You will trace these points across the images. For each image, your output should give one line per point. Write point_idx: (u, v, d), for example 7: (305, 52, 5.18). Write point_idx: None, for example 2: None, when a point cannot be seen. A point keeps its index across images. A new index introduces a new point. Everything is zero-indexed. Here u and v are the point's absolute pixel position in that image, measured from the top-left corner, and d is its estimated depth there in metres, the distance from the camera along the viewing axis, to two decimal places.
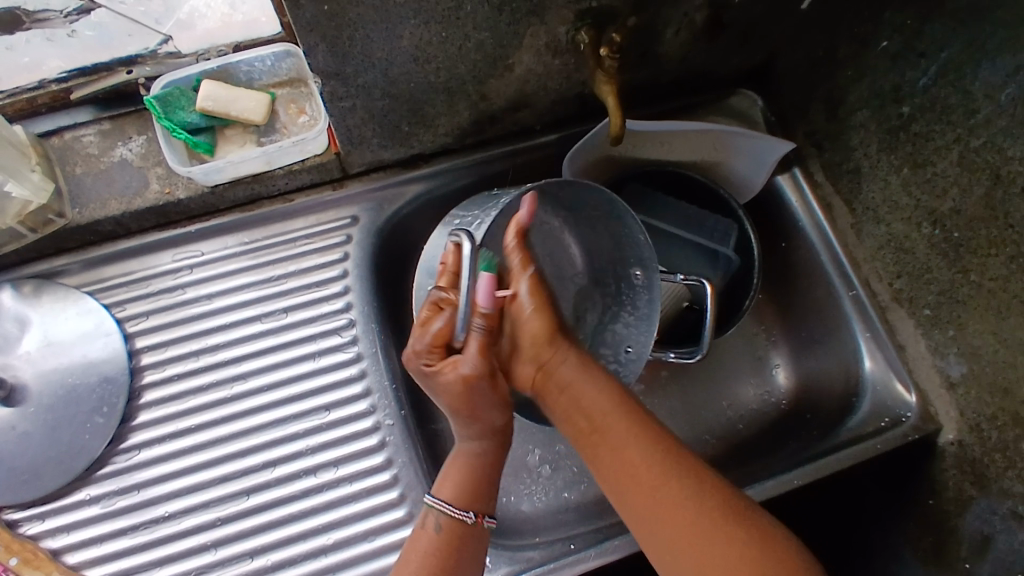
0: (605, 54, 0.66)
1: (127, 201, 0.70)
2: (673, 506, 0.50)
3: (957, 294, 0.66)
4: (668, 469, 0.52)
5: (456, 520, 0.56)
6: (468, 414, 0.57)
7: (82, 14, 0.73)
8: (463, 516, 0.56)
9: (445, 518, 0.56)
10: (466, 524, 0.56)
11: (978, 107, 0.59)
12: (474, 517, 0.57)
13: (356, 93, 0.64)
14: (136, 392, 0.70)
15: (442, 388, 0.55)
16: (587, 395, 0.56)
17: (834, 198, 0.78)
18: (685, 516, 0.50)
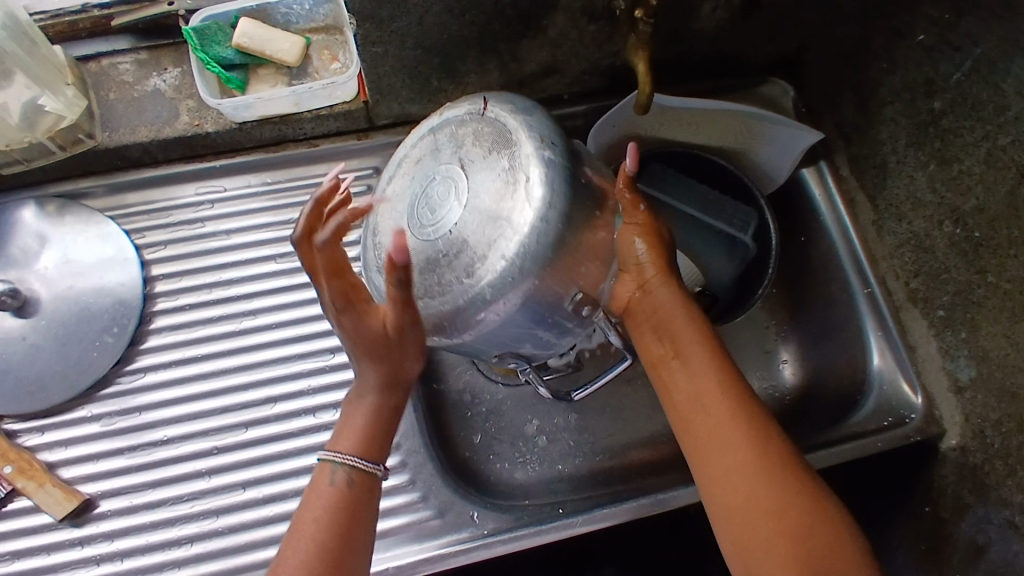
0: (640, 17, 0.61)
1: (156, 129, 0.71)
2: (726, 447, 0.54)
3: (972, 295, 0.66)
4: (730, 412, 0.55)
5: (365, 472, 0.54)
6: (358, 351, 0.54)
7: None
8: (372, 468, 0.54)
9: (349, 471, 0.54)
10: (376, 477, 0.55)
11: (1009, 104, 0.59)
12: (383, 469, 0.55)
13: (390, 39, 0.65)
14: (146, 317, 0.72)
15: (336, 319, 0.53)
16: (670, 330, 0.59)
17: (857, 193, 0.78)
18: (733, 456, 0.54)
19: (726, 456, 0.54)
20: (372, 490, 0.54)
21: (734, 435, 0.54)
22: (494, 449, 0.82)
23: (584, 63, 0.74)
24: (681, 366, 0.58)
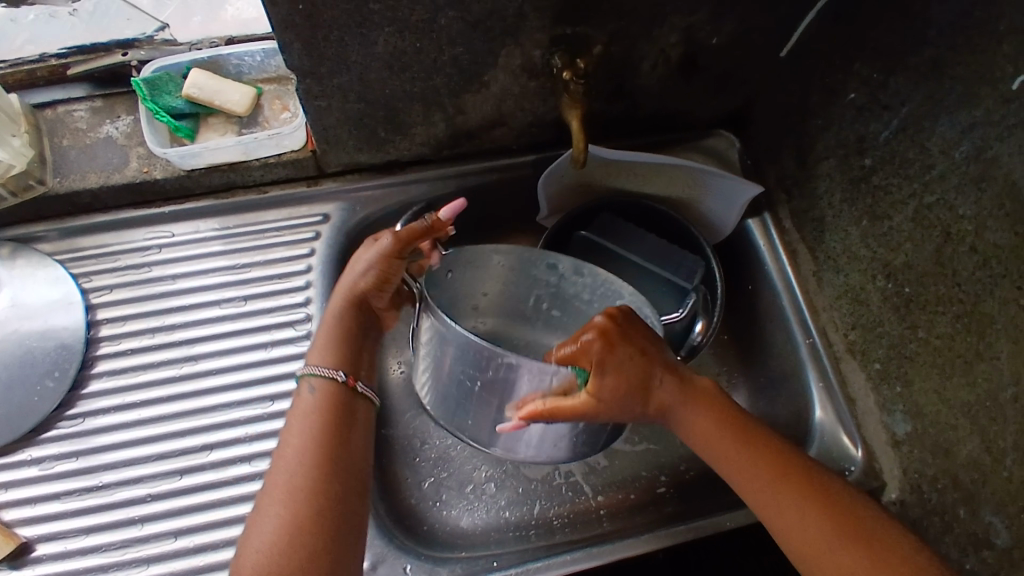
0: (569, 78, 0.67)
1: (106, 176, 0.72)
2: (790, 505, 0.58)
3: (906, 350, 0.66)
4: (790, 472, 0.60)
5: (328, 380, 0.62)
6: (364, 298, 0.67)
7: None
8: (336, 374, 0.62)
9: (319, 380, 0.62)
10: (338, 382, 0.62)
11: (934, 162, 0.59)
12: (345, 376, 0.62)
13: (332, 94, 0.66)
14: (88, 361, 0.72)
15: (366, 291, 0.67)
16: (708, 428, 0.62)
17: (799, 244, 0.79)
18: (799, 513, 0.58)
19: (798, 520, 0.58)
20: (342, 394, 0.62)
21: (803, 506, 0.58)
22: (441, 495, 0.83)
23: (530, 115, 0.76)
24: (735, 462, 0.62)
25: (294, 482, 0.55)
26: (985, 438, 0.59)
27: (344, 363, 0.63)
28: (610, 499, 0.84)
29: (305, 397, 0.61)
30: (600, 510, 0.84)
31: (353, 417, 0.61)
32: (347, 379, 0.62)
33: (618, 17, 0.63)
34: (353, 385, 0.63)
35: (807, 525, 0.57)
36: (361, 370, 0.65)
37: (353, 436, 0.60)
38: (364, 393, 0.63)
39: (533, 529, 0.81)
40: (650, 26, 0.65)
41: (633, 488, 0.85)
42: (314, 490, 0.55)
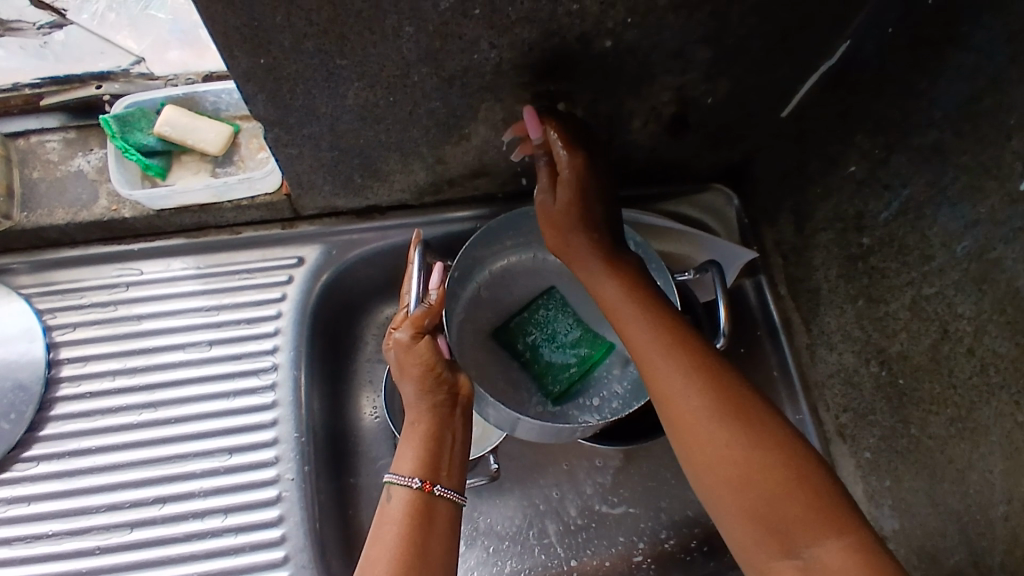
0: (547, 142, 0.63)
1: (74, 212, 0.70)
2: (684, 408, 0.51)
3: (897, 444, 0.62)
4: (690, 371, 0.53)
5: (404, 488, 0.56)
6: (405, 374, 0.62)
7: (53, 28, 0.76)
8: (410, 479, 0.56)
9: (396, 486, 0.56)
10: (414, 490, 0.56)
11: (934, 253, 0.55)
12: (421, 483, 0.56)
13: (302, 142, 0.63)
14: (47, 402, 0.70)
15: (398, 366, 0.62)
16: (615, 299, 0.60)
17: (794, 313, 0.74)
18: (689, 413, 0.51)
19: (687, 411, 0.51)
20: (422, 498, 0.55)
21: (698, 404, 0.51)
22: None
23: (515, 166, 0.72)
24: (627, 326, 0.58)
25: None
26: (973, 553, 0.54)
27: (431, 466, 0.57)
28: (584, 566, 0.81)
29: (388, 506, 0.56)
30: None
31: (443, 520, 0.55)
32: (424, 485, 0.56)
33: (603, 77, 0.60)
34: (430, 489, 0.56)
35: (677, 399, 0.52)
36: (442, 471, 0.58)
37: (434, 539, 0.54)
38: (444, 494, 0.56)
39: None
40: (638, 85, 0.61)
41: (608, 555, 0.82)
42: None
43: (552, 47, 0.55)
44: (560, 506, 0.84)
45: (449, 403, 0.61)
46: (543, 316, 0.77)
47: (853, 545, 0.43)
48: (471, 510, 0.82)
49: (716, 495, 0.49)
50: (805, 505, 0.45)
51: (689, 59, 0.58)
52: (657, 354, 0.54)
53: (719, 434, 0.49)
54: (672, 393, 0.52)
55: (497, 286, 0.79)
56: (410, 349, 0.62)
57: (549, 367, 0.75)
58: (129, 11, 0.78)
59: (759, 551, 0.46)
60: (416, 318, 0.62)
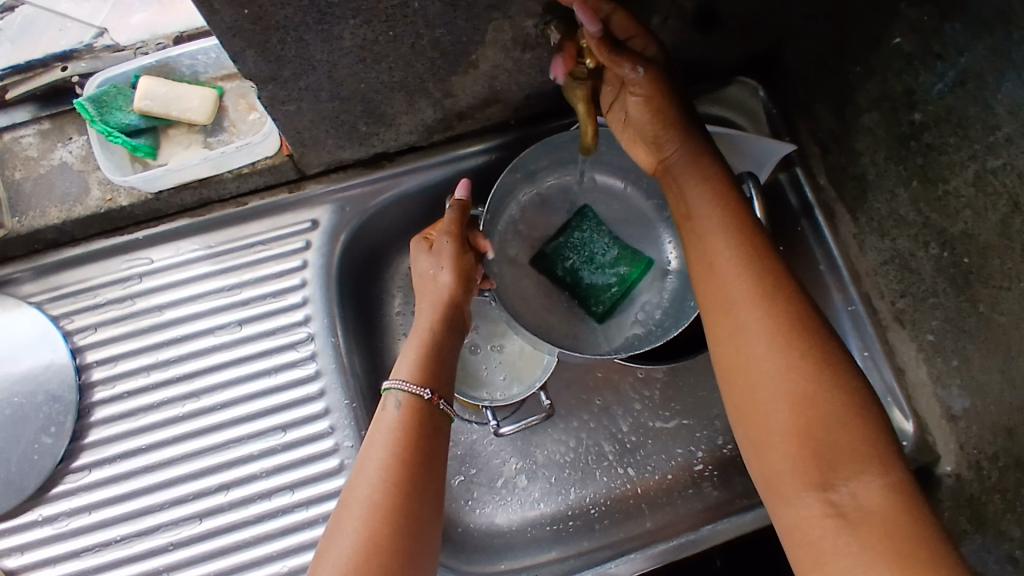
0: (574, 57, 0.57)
1: (68, 208, 0.65)
2: (740, 326, 0.49)
3: (963, 324, 0.60)
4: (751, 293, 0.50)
5: (414, 396, 0.56)
6: (422, 283, 0.63)
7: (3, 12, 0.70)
8: (421, 390, 0.56)
9: (404, 394, 0.56)
10: (424, 401, 0.56)
11: (1000, 123, 0.52)
12: (432, 394, 0.56)
13: (299, 97, 0.58)
14: (85, 409, 0.68)
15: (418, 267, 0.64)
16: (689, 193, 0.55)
17: (837, 205, 0.72)
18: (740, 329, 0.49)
19: (737, 327, 0.49)
20: (429, 409, 0.56)
21: (752, 321, 0.49)
22: (472, 493, 0.80)
23: (528, 88, 0.67)
24: (700, 228, 0.54)
25: (381, 507, 0.49)
26: None
27: (429, 374, 0.58)
28: (647, 482, 0.81)
29: (392, 413, 0.55)
30: (637, 495, 0.81)
31: (440, 433, 0.56)
32: (433, 397, 0.56)
33: None
34: (436, 402, 0.56)
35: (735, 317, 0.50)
36: (445, 387, 0.58)
37: (433, 449, 0.54)
38: (445, 410, 0.57)
39: (570, 520, 0.80)
40: None
41: (669, 468, 0.82)
42: (408, 506, 0.50)
43: None
44: (614, 428, 0.83)
45: (448, 328, 0.62)
46: (579, 238, 0.73)
47: (892, 489, 0.44)
48: (528, 445, 0.82)
49: (755, 415, 0.48)
50: (852, 447, 0.45)
51: None
52: (730, 264, 0.51)
53: (770, 358, 0.47)
54: (735, 311, 0.50)
55: (526, 221, 0.75)
56: (433, 253, 0.63)
57: (592, 289, 0.73)
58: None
59: (791, 477, 0.46)
60: (455, 224, 0.62)
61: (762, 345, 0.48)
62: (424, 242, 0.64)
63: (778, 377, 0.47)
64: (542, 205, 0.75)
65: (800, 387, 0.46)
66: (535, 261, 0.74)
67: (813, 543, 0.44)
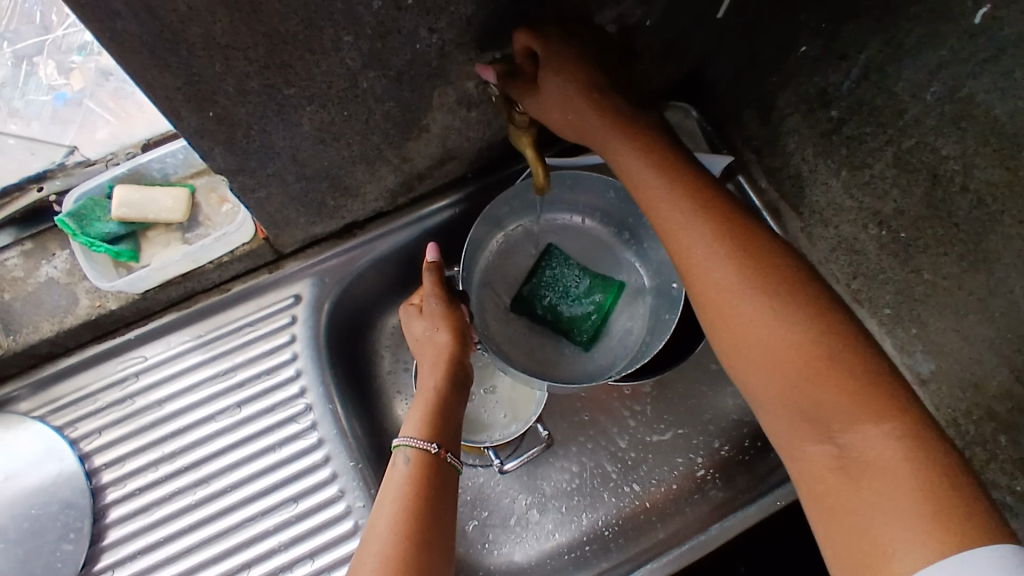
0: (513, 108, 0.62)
1: (59, 320, 0.68)
2: (726, 298, 0.51)
3: (914, 292, 0.65)
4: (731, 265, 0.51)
5: (422, 451, 0.58)
6: (420, 343, 0.67)
7: None
8: (428, 445, 0.58)
9: (413, 450, 0.58)
10: (431, 455, 0.58)
11: (906, 106, 0.57)
12: (438, 448, 0.59)
13: (268, 183, 0.62)
14: (100, 512, 0.69)
15: (413, 329, 0.68)
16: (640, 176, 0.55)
17: (781, 204, 0.77)
18: (727, 299, 0.51)
19: (726, 300, 0.51)
20: (436, 464, 0.58)
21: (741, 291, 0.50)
22: (488, 535, 0.82)
23: (480, 142, 0.72)
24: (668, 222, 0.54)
25: (396, 555, 0.51)
26: (1013, 368, 0.58)
27: (436, 430, 0.60)
28: (654, 496, 0.84)
29: (401, 469, 0.58)
30: (647, 510, 0.83)
31: (446, 487, 0.58)
32: (441, 450, 0.59)
33: None
34: (443, 455, 0.59)
35: (723, 292, 0.51)
36: (450, 440, 0.61)
37: (443, 504, 0.56)
38: (452, 463, 0.60)
39: (586, 545, 0.82)
40: None
41: (672, 478, 0.84)
42: (419, 558, 0.51)
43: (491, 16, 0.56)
44: (613, 448, 0.86)
45: (450, 383, 0.65)
46: (551, 275, 0.77)
47: (900, 433, 0.44)
48: (534, 479, 0.84)
49: (759, 377, 0.49)
50: (856, 397, 0.45)
51: None
52: (711, 242, 0.52)
53: (760, 327, 0.49)
54: (722, 290, 0.51)
55: (498, 266, 0.79)
56: (427, 314, 0.67)
57: (573, 321, 0.76)
58: (8, 102, 0.74)
59: (800, 433, 0.48)
60: (437, 286, 0.66)
61: (750, 313, 0.49)
62: (414, 308, 0.69)
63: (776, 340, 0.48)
64: (510, 249, 0.79)
65: (799, 348, 0.48)
66: (514, 306, 0.78)
67: (832, 498, 0.45)
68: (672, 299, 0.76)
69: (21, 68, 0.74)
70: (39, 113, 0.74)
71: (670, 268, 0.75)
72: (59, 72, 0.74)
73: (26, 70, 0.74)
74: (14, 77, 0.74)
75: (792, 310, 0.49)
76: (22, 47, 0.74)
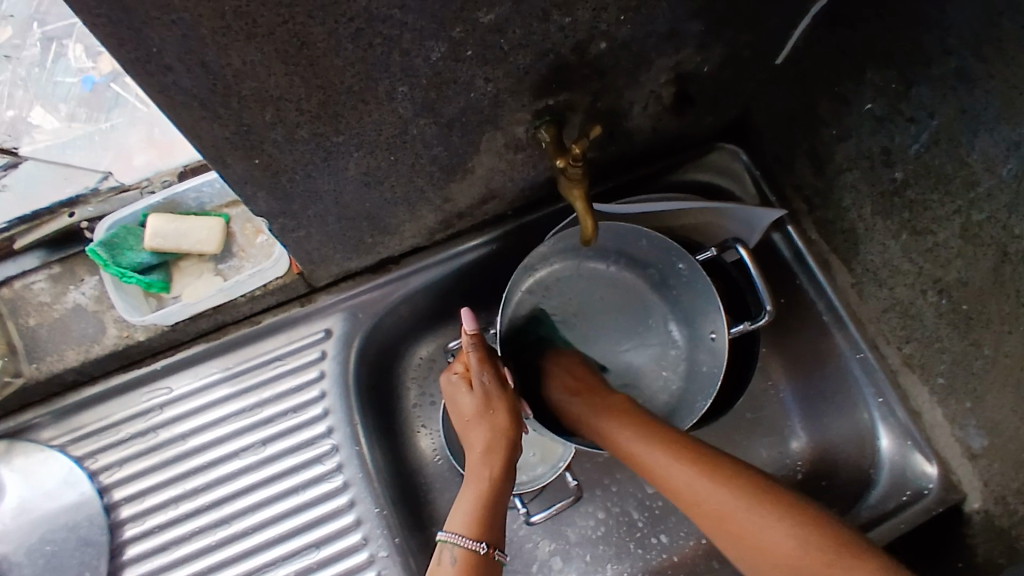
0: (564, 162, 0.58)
1: (85, 350, 0.66)
2: (733, 520, 0.57)
3: (971, 366, 0.62)
4: (723, 484, 0.58)
5: (469, 551, 0.55)
6: (471, 420, 0.64)
7: (8, 168, 0.71)
8: (476, 544, 0.55)
9: (461, 549, 0.55)
10: (479, 555, 0.55)
11: (978, 179, 0.54)
12: (486, 547, 0.56)
13: (308, 223, 0.60)
14: (117, 549, 0.68)
15: (462, 402, 0.65)
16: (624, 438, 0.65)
17: (831, 256, 0.74)
18: (728, 516, 0.57)
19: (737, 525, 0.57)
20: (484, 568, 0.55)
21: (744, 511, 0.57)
22: None
23: (524, 183, 0.70)
24: (676, 486, 0.60)
25: None
26: None
27: (485, 522, 0.57)
28: (683, 550, 0.81)
29: (449, 568, 0.55)
30: (675, 563, 0.81)
31: None
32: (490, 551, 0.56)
33: (601, 77, 0.58)
34: (493, 554, 0.56)
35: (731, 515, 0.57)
36: (498, 532, 0.58)
37: None
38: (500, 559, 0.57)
39: None
40: (635, 75, 0.60)
41: (702, 532, 0.82)
42: None
43: (548, 64, 0.54)
44: (641, 495, 0.84)
45: (505, 467, 0.61)
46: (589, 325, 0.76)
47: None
48: (560, 525, 0.82)
49: None
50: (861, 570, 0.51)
51: (683, 37, 0.57)
52: (698, 484, 0.59)
53: (773, 540, 0.55)
54: (735, 517, 0.57)
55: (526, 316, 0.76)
56: (482, 391, 0.64)
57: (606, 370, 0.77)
58: (34, 83, 0.76)
59: None
60: (483, 361, 0.65)
61: (750, 517, 0.56)
62: (463, 379, 0.66)
63: (788, 547, 0.54)
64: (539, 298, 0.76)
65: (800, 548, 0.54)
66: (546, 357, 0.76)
67: None
68: (709, 351, 0.74)
69: (49, 50, 0.76)
70: (65, 98, 0.76)
71: (705, 318, 0.73)
72: (87, 55, 0.77)
73: (54, 52, 0.76)
74: (41, 59, 0.76)
75: (787, 514, 0.56)
76: (52, 28, 0.77)
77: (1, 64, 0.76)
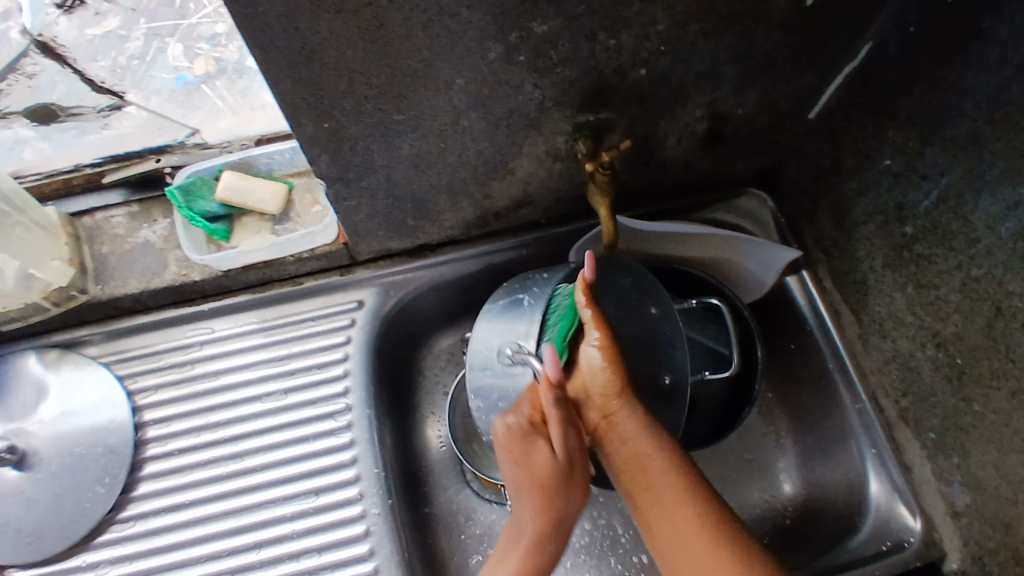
0: (594, 168, 0.67)
1: (146, 281, 0.74)
2: None
3: (961, 421, 0.65)
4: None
5: None
6: (532, 484, 0.57)
7: (112, 111, 0.78)
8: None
9: None
10: None
11: (979, 236, 0.58)
12: None
13: (360, 194, 0.67)
14: (137, 463, 0.73)
15: (528, 460, 0.58)
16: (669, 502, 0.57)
17: (842, 305, 0.77)
18: None
19: None
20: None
21: None
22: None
23: (558, 193, 0.76)
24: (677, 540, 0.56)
25: None
26: None
27: None
28: (661, 572, 0.82)
29: None
30: None
31: None
32: None
33: (639, 102, 0.64)
34: None
35: None
36: None
37: None
38: None
39: None
40: (672, 105, 0.66)
41: None
42: None
43: (593, 81, 0.60)
44: (629, 512, 0.86)
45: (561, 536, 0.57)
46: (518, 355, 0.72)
47: None
48: None
49: None
50: None
51: (719, 78, 0.64)
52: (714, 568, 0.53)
53: None
54: None
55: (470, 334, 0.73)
56: (552, 463, 0.58)
57: None
58: (132, 73, 0.78)
59: None
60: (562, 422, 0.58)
61: None
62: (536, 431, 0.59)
63: None
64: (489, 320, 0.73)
65: None
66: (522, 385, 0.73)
67: None
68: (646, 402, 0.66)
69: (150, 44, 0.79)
70: (158, 90, 0.78)
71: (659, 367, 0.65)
72: (185, 55, 0.80)
73: (156, 48, 0.79)
74: (144, 52, 0.78)
75: None
76: (159, 26, 0.79)
77: (102, 50, 0.77)
